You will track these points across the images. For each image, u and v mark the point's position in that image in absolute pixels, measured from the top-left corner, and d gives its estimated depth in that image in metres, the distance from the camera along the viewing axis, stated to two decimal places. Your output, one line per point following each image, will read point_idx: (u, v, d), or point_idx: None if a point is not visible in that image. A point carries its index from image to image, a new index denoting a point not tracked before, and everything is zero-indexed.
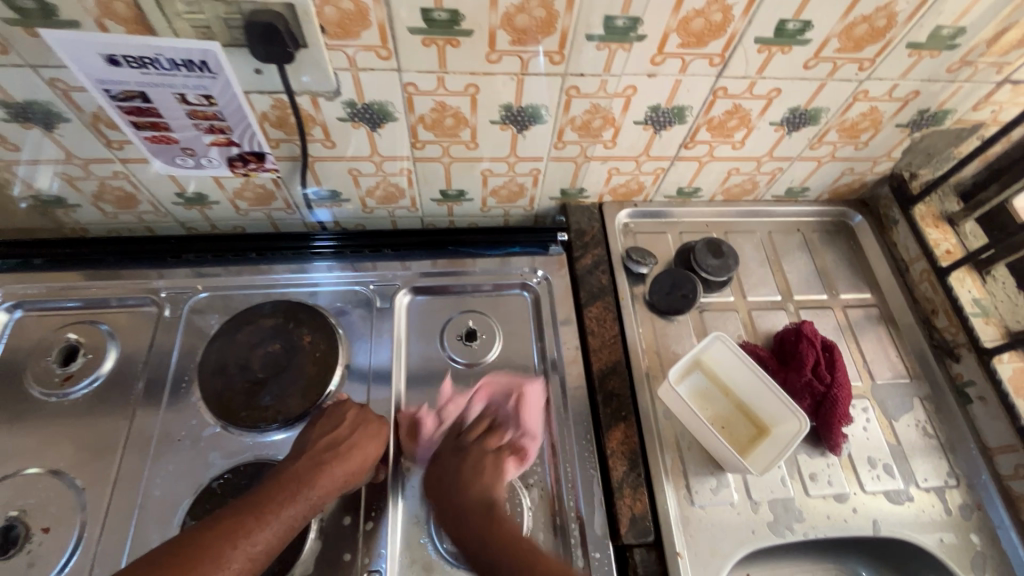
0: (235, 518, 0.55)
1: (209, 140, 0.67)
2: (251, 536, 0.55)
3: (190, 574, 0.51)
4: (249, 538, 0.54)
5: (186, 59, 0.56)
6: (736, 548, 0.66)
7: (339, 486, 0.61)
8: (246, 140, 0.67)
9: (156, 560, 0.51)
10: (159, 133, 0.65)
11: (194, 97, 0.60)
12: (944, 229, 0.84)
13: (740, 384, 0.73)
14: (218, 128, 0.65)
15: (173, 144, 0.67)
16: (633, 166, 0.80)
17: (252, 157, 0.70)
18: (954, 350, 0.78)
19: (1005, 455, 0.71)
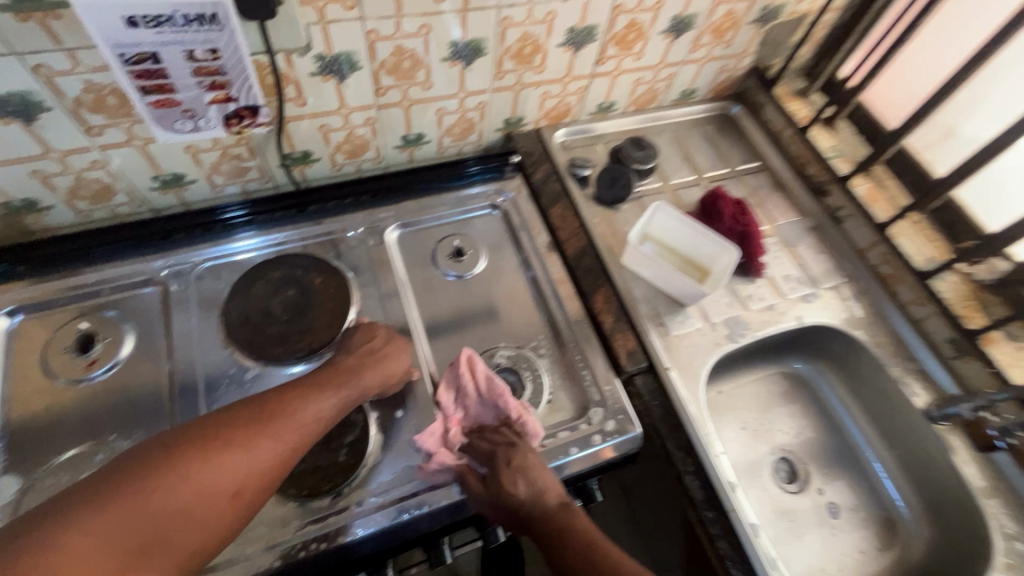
0: (302, 387, 0.62)
1: (209, 97, 0.71)
2: (317, 402, 0.61)
3: (276, 422, 0.57)
4: (314, 403, 0.61)
5: (199, 13, 0.61)
6: (708, 356, 0.84)
7: (380, 383, 0.68)
8: (243, 94, 0.72)
9: (243, 408, 0.57)
10: (163, 95, 0.68)
11: (201, 52, 0.65)
12: (798, 102, 1.08)
13: (681, 241, 0.91)
14: (219, 84, 0.70)
15: (174, 107, 0.70)
16: (560, 88, 0.95)
17: (246, 112, 0.75)
18: (823, 188, 1.01)
19: (873, 250, 0.94)
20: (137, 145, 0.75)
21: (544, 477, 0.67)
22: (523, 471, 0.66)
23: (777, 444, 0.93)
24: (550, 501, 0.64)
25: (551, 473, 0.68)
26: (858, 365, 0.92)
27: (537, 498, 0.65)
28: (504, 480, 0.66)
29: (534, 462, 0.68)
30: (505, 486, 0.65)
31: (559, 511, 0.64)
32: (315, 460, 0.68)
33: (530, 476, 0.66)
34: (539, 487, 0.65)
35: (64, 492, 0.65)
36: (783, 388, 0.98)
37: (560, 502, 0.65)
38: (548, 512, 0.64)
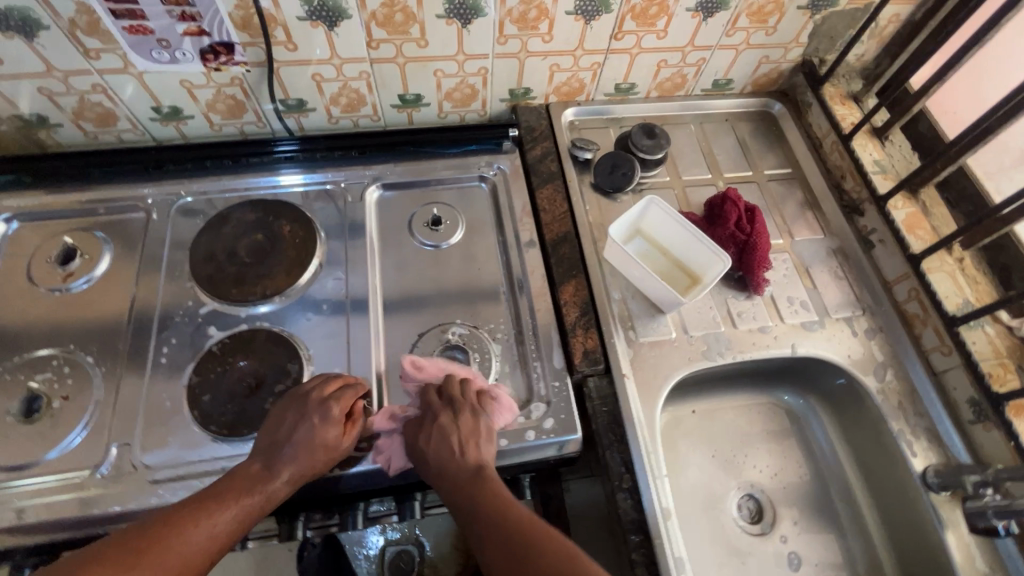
0: (199, 502, 0.57)
1: (182, 28, 0.72)
2: (212, 517, 0.56)
3: (159, 552, 0.52)
4: (212, 519, 0.56)
5: None
6: (675, 370, 0.77)
7: (296, 477, 0.61)
8: (216, 29, 0.73)
9: (122, 542, 0.52)
10: (136, 21, 0.70)
11: None
12: (849, 106, 0.95)
13: (674, 242, 0.83)
14: (190, 15, 0.71)
15: (149, 36, 0.73)
16: (572, 61, 0.89)
17: (222, 49, 0.76)
18: (859, 206, 0.89)
19: (900, 284, 0.83)
20: (133, 73, 0.77)
21: (467, 445, 0.64)
22: (443, 434, 0.64)
23: (747, 480, 0.84)
24: (465, 469, 0.62)
25: (478, 442, 0.65)
26: (857, 409, 0.82)
27: (448, 468, 0.63)
28: (425, 438, 0.65)
29: (460, 428, 0.65)
30: (423, 445, 0.65)
31: (473, 481, 0.61)
32: (241, 403, 0.69)
33: (450, 442, 0.64)
34: (455, 454, 0.63)
35: (17, 390, 0.70)
36: (768, 420, 0.89)
37: (476, 471, 0.62)
38: (463, 479, 0.62)
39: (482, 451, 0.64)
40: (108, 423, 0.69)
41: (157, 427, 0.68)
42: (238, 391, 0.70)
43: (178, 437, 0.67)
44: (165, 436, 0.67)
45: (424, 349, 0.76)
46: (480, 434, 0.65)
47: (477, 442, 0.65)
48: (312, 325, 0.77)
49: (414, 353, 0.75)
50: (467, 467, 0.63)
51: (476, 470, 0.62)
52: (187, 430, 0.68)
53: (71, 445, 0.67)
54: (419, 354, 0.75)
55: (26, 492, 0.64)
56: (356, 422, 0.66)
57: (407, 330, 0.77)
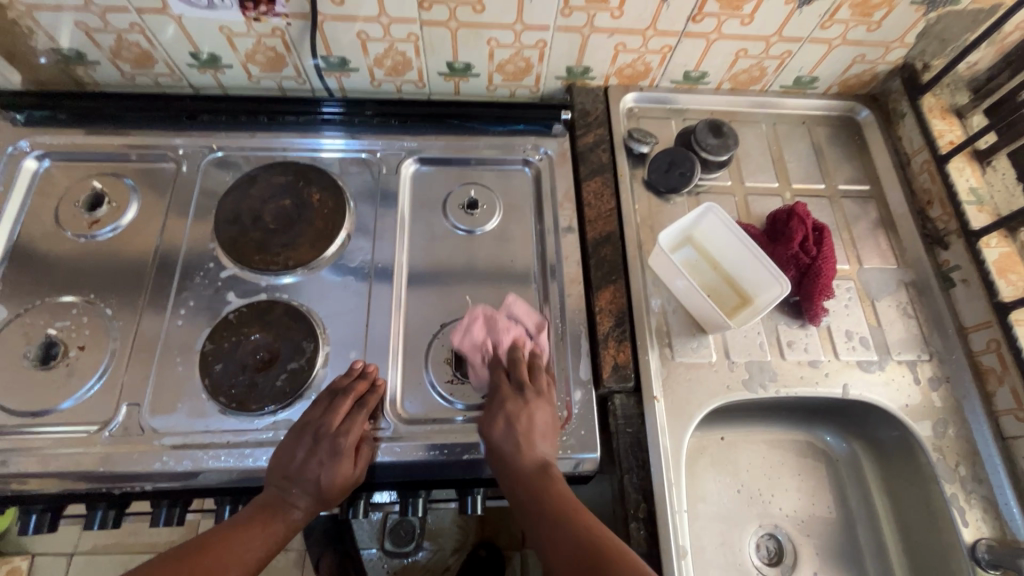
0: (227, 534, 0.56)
1: None
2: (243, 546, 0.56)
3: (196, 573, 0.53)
4: (243, 547, 0.56)
5: None
6: (711, 398, 0.71)
7: (315, 503, 0.60)
8: None
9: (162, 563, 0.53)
10: None
11: None
12: (950, 121, 0.84)
13: (728, 257, 0.76)
14: None
15: None
16: (640, 42, 0.80)
17: None
18: (944, 238, 0.80)
19: (979, 332, 0.74)
20: (171, 15, 0.73)
21: (531, 441, 0.62)
22: (507, 415, 0.63)
23: (771, 518, 0.78)
24: (531, 464, 0.60)
25: (542, 437, 0.62)
26: (907, 464, 0.75)
27: (512, 469, 0.60)
28: (486, 420, 0.64)
29: (528, 416, 0.63)
30: (486, 429, 0.63)
31: (541, 482, 0.59)
32: (252, 376, 0.67)
33: (516, 439, 0.62)
34: (518, 451, 0.61)
35: (36, 335, 0.69)
36: (801, 457, 0.83)
37: (539, 470, 0.60)
38: (526, 479, 0.59)
39: (549, 450, 0.63)
40: (121, 379, 0.68)
41: (166, 391, 0.67)
42: (249, 363, 0.67)
43: (186, 404, 0.66)
44: (174, 402, 0.66)
45: (445, 341, 0.71)
46: (551, 431, 0.64)
47: (551, 423, 0.64)
48: (332, 302, 0.73)
49: (434, 344, 0.71)
50: (530, 467, 0.60)
51: (542, 470, 0.60)
52: (197, 398, 0.67)
53: (85, 397, 0.66)
54: (439, 346, 0.71)
55: (37, 439, 0.64)
56: (364, 450, 0.63)
57: (429, 319, 0.73)
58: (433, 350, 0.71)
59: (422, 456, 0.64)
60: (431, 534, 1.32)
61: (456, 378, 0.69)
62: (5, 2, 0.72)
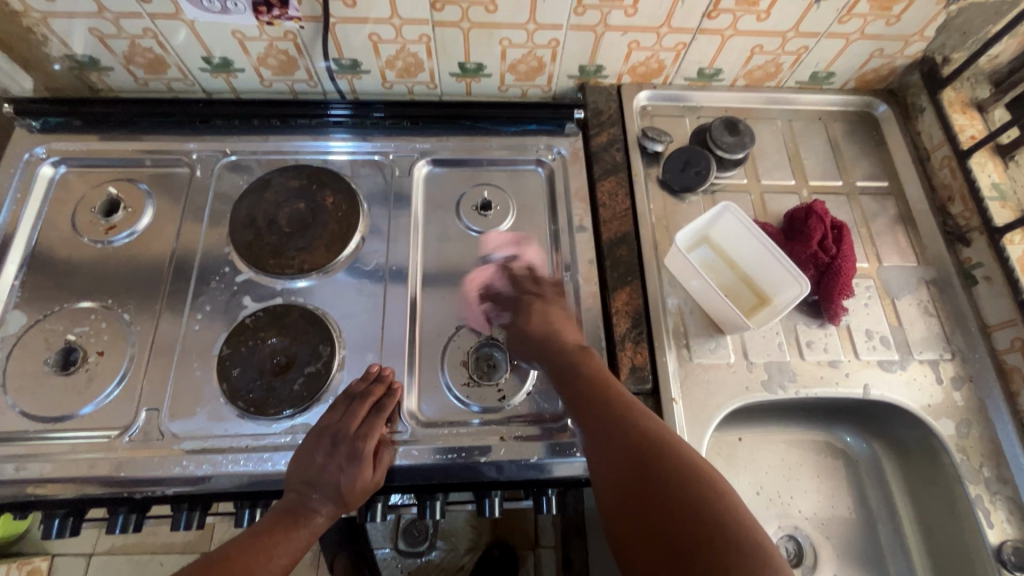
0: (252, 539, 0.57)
1: None
2: (269, 550, 0.56)
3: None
4: (268, 553, 0.56)
5: None
6: (729, 400, 0.70)
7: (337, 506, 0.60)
8: None
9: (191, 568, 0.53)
10: None
11: None
12: (972, 115, 0.83)
13: (745, 256, 0.75)
14: None
15: None
16: (654, 39, 0.79)
17: (275, 2, 0.70)
18: (965, 235, 0.78)
19: (1003, 330, 0.73)
20: (184, 20, 0.73)
21: (563, 326, 0.69)
22: (541, 313, 0.70)
23: (790, 519, 0.78)
24: (568, 346, 0.66)
25: (568, 326, 0.69)
26: (930, 466, 0.74)
27: (556, 351, 0.66)
28: (519, 323, 0.70)
29: (550, 308, 0.71)
30: (523, 324, 0.69)
31: (580, 355, 0.65)
32: (269, 380, 0.67)
33: (551, 324, 0.69)
34: (557, 331, 0.68)
35: (56, 340, 0.70)
36: (819, 458, 0.83)
37: (578, 348, 0.66)
38: (568, 355, 0.65)
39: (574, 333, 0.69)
40: (140, 383, 0.68)
41: (185, 396, 0.67)
42: (267, 368, 0.68)
43: (205, 408, 0.67)
44: (193, 406, 0.67)
45: (461, 343, 0.71)
46: (569, 321, 0.70)
47: (575, 329, 0.69)
48: (347, 305, 0.73)
49: (450, 346, 0.71)
50: (570, 347, 0.66)
51: (578, 348, 0.66)
52: (215, 403, 0.67)
53: (105, 401, 0.67)
54: (455, 348, 0.71)
55: (59, 444, 0.64)
56: (384, 454, 0.63)
57: (444, 322, 0.73)
58: (449, 352, 0.71)
59: (441, 459, 0.64)
60: (443, 534, 1.32)
61: (473, 381, 0.69)
62: (20, 9, 0.72)
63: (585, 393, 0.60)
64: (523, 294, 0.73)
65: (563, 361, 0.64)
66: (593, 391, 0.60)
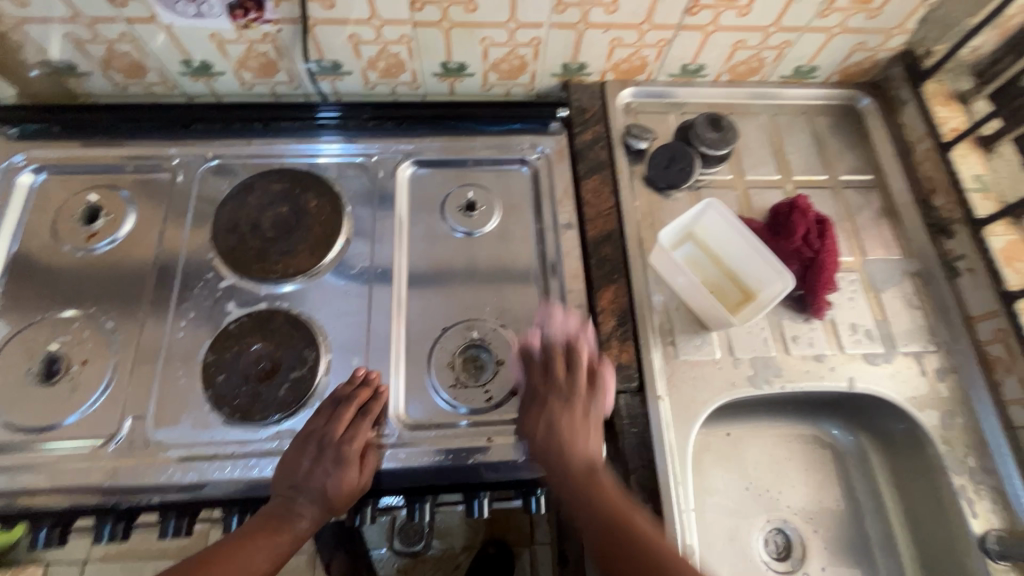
0: (234, 543, 0.57)
1: None
2: (248, 555, 0.56)
3: None
4: (248, 558, 0.56)
5: None
6: (716, 396, 0.70)
7: (322, 511, 0.60)
8: None
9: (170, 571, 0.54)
10: None
11: None
12: (953, 108, 0.83)
13: (731, 252, 0.75)
14: None
15: None
16: (636, 36, 0.79)
17: (251, 5, 0.71)
18: (949, 227, 0.79)
19: (986, 322, 0.73)
20: (161, 25, 0.73)
21: (576, 434, 0.62)
22: (550, 418, 0.63)
23: (780, 513, 0.78)
24: (578, 470, 0.60)
25: (586, 439, 0.62)
26: (916, 457, 0.74)
27: (558, 465, 0.61)
28: (530, 426, 0.64)
29: (571, 417, 0.63)
30: (528, 430, 0.63)
31: (585, 488, 0.58)
32: (255, 386, 0.67)
33: (566, 437, 0.62)
34: (568, 449, 0.61)
35: (38, 350, 0.69)
36: (808, 451, 0.83)
37: (586, 468, 0.60)
38: (575, 485, 0.59)
39: (591, 449, 0.62)
40: (125, 392, 0.68)
41: (170, 404, 0.67)
42: (252, 373, 0.67)
43: (190, 415, 0.66)
44: (178, 414, 0.66)
45: (447, 345, 0.71)
46: (590, 425, 0.63)
47: (594, 430, 0.63)
48: (332, 309, 0.73)
49: (436, 348, 0.71)
50: (581, 464, 0.60)
51: (589, 470, 0.60)
52: (201, 410, 0.67)
53: (90, 410, 0.67)
54: (441, 350, 0.71)
55: (44, 455, 0.64)
56: (370, 457, 0.63)
57: (430, 322, 0.73)
58: (436, 354, 0.70)
59: (428, 461, 0.64)
60: (439, 533, 1.32)
61: (459, 382, 0.69)
62: None
63: (574, 486, 0.59)
64: (551, 372, 0.66)
65: (569, 471, 0.60)
66: (579, 491, 0.58)
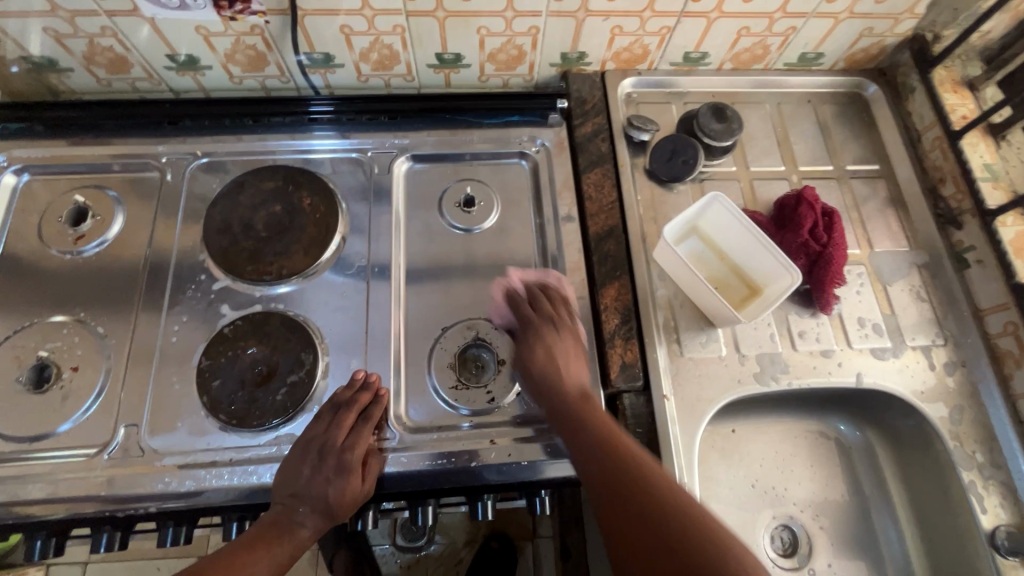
0: (231, 554, 0.56)
1: None
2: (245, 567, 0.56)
3: None
4: (245, 565, 0.55)
5: None
6: (722, 394, 0.69)
7: (324, 519, 0.59)
8: None
9: None
10: None
11: None
12: (963, 94, 0.81)
13: (736, 246, 0.74)
14: None
15: None
16: (638, 24, 0.76)
17: None
18: (957, 218, 0.77)
19: (995, 314, 0.72)
20: (144, 17, 0.70)
21: (569, 364, 0.65)
22: (548, 344, 0.65)
23: (786, 509, 0.78)
24: (572, 394, 0.62)
25: (577, 365, 0.65)
26: (924, 452, 0.74)
27: (558, 385, 0.63)
28: (527, 351, 0.66)
29: (566, 344, 0.66)
30: (531, 358, 0.65)
31: (582, 404, 0.61)
32: (251, 391, 0.65)
33: (560, 358, 0.65)
34: (562, 377, 0.63)
35: (27, 357, 0.67)
36: (814, 446, 0.82)
37: (581, 397, 0.62)
38: (569, 399, 0.61)
39: (581, 377, 0.65)
40: (118, 399, 0.66)
41: (164, 411, 0.65)
42: (248, 378, 0.66)
43: (186, 422, 0.65)
44: (173, 421, 0.65)
45: (447, 346, 0.69)
46: (579, 358, 0.66)
47: (580, 359, 0.67)
48: (329, 310, 0.71)
49: (436, 349, 0.69)
50: (571, 393, 0.62)
51: (582, 395, 0.62)
52: (197, 416, 0.65)
53: (82, 418, 0.65)
54: (442, 351, 0.69)
55: (37, 465, 0.62)
56: (372, 463, 0.62)
57: (430, 323, 0.71)
58: (436, 355, 0.69)
59: (430, 466, 0.63)
60: (442, 528, 1.32)
61: (461, 384, 0.67)
62: None
63: (569, 425, 0.60)
64: (545, 314, 0.68)
65: (559, 393, 0.62)
66: (579, 421, 0.59)
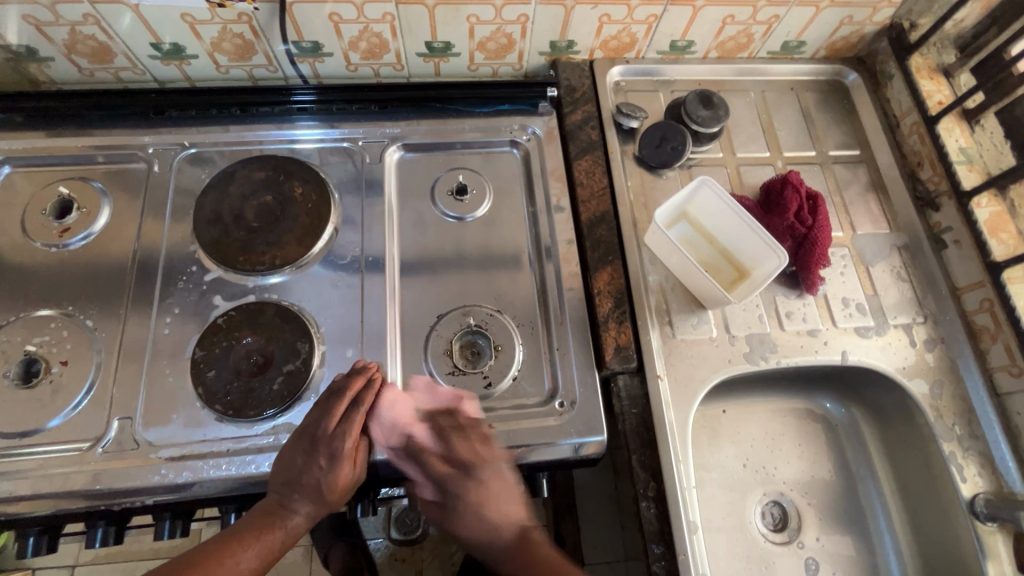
0: (223, 541, 0.56)
1: None
2: (237, 553, 0.56)
3: None
4: (234, 558, 0.55)
5: None
6: (714, 373, 0.71)
7: (316, 506, 0.59)
8: None
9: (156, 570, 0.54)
10: None
11: None
12: (938, 81, 0.83)
13: (724, 230, 0.75)
14: None
15: None
16: (625, 12, 0.77)
17: None
18: (935, 200, 0.80)
19: (972, 292, 0.75)
20: (128, 4, 0.69)
21: (496, 527, 0.61)
22: (477, 510, 0.61)
23: (776, 485, 0.80)
24: (510, 538, 0.62)
25: (514, 504, 0.62)
26: (906, 426, 0.76)
27: (493, 541, 0.62)
28: (461, 522, 0.61)
29: (485, 489, 0.61)
30: (460, 532, 0.62)
31: (517, 551, 0.61)
32: (246, 382, 0.65)
33: (486, 517, 0.61)
34: (492, 530, 0.61)
35: (14, 352, 0.66)
36: (801, 425, 0.85)
37: (519, 538, 0.62)
38: (509, 554, 0.61)
39: (516, 514, 0.62)
40: (110, 393, 0.65)
41: (159, 403, 0.65)
42: (243, 368, 0.65)
43: (181, 414, 0.64)
44: (168, 413, 0.64)
45: (443, 332, 0.70)
46: (506, 492, 0.61)
47: (505, 493, 0.61)
48: (324, 299, 0.71)
49: (432, 335, 0.70)
50: (512, 533, 0.62)
51: (519, 538, 0.62)
52: (191, 407, 0.65)
53: (73, 412, 0.64)
54: (438, 338, 0.70)
55: (29, 460, 0.61)
56: (366, 448, 0.62)
57: (426, 310, 0.72)
58: (433, 342, 0.69)
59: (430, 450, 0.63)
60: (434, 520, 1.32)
61: (458, 370, 0.68)
62: None
63: (506, 559, 0.61)
64: (461, 461, 0.61)
65: (501, 537, 0.62)
66: (516, 551, 0.61)
